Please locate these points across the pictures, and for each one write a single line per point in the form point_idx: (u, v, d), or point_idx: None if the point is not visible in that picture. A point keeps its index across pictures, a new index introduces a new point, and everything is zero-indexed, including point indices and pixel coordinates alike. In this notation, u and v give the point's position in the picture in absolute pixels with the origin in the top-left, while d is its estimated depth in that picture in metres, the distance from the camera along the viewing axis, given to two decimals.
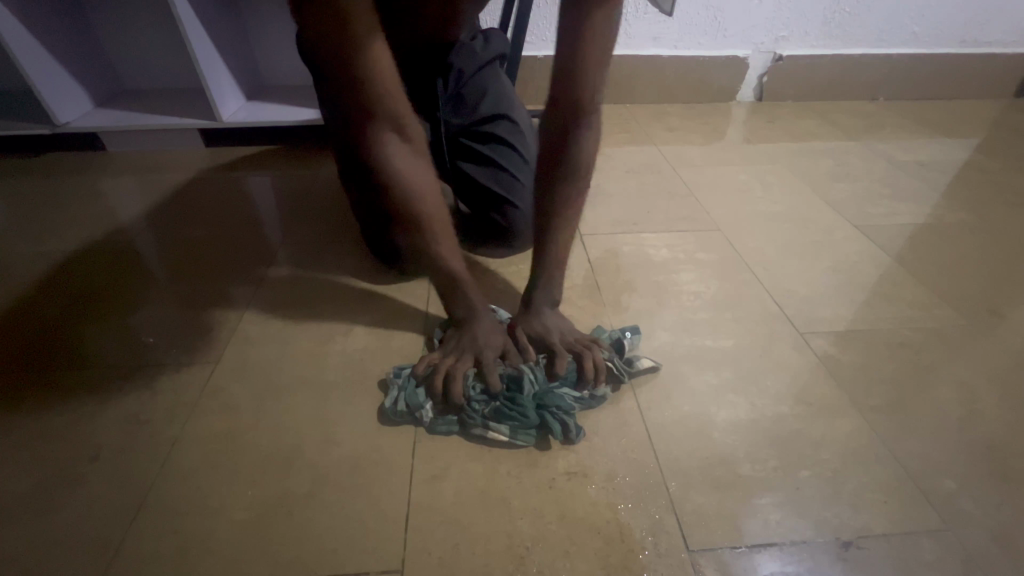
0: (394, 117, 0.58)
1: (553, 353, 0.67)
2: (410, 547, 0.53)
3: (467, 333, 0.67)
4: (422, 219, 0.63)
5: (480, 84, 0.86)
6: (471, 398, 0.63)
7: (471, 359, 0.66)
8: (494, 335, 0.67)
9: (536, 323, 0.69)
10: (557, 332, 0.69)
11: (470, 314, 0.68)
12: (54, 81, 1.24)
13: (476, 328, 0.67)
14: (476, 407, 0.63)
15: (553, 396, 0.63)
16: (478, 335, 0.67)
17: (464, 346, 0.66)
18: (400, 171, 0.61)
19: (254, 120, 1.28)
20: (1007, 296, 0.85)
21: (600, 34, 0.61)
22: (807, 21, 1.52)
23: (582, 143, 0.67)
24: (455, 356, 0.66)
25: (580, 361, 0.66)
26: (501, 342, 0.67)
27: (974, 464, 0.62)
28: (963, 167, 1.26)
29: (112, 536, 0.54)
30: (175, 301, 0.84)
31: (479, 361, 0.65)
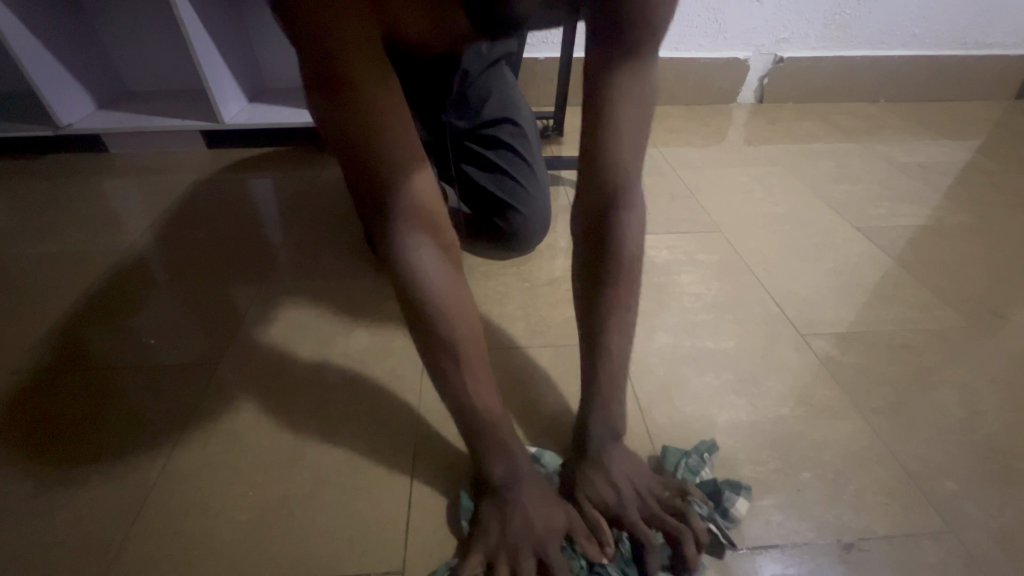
0: (409, 197, 0.46)
1: (638, 535, 0.50)
2: (410, 548, 0.53)
3: (515, 518, 0.49)
4: (440, 332, 0.48)
5: (486, 86, 0.85)
6: None
7: (533, 559, 0.48)
8: (553, 517, 0.50)
9: (603, 485, 0.52)
10: (636, 493, 0.51)
11: (510, 479, 0.50)
12: (57, 82, 1.25)
13: (528, 511, 0.49)
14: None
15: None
16: (534, 522, 0.49)
17: (519, 542, 0.48)
18: (417, 269, 0.47)
19: (256, 122, 1.28)
20: (1008, 298, 0.86)
21: (632, 90, 0.49)
22: (807, 24, 1.52)
23: (627, 221, 0.52)
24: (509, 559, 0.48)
25: (673, 538, 0.50)
26: (563, 521, 0.50)
27: (976, 465, 0.61)
28: (963, 168, 1.26)
29: (113, 537, 0.54)
30: (176, 301, 0.84)
31: (544, 562, 0.48)
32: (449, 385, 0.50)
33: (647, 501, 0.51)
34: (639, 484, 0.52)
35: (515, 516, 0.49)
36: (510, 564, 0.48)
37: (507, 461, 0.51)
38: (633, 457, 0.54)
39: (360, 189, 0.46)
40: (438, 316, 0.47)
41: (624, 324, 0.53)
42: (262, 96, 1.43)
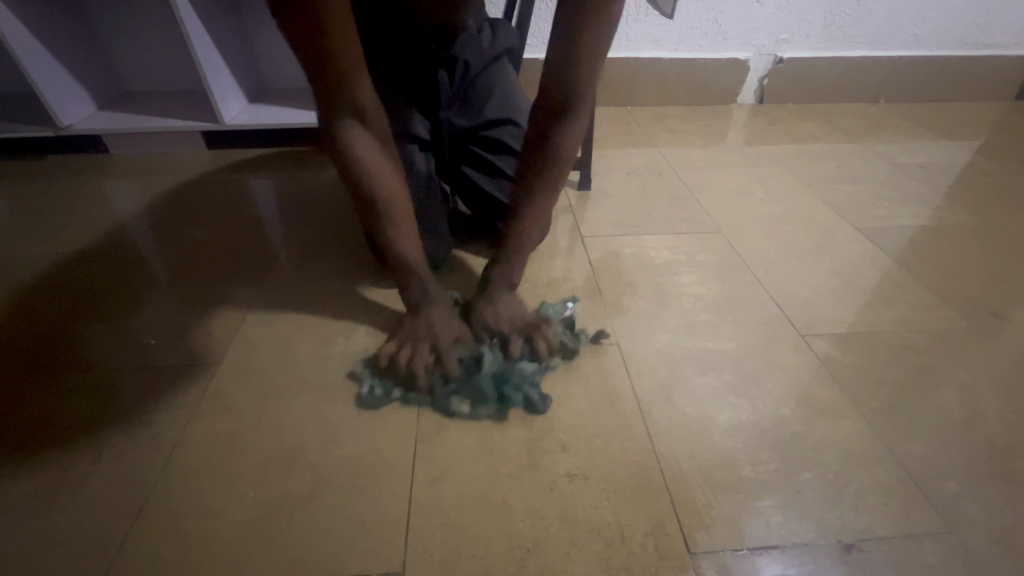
0: (357, 112, 0.61)
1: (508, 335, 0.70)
2: (410, 549, 0.53)
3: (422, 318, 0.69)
4: (380, 207, 0.66)
5: (485, 83, 0.85)
6: (433, 382, 0.66)
7: (429, 344, 0.67)
8: (450, 321, 0.69)
9: (491, 307, 0.71)
10: (510, 313, 0.71)
11: (423, 297, 0.70)
12: (58, 83, 1.25)
13: (432, 313, 0.69)
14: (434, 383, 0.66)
15: (510, 372, 0.67)
16: (436, 321, 0.69)
17: (422, 332, 0.68)
18: (361, 165, 0.64)
19: (255, 123, 1.28)
20: (1008, 297, 0.86)
21: (593, 46, 0.61)
22: (807, 25, 1.52)
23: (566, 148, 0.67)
24: (412, 341, 0.68)
25: (530, 341, 0.70)
26: (457, 326, 0.69)
27: (976, 465, 0.61)
28: (963, 169, 1.26)
29: (113, 537, 0.54)
30: (176, 301, 0.85)
31: (438, 347, 0.67)
32: (387, 241, 0.69)
33: (516, 319, 0.71)
34: (514, 306, 0.72)
35: (423, 322, 0.69)
36: (413, 345, 0.67)
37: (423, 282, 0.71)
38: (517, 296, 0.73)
39: (320, 95, 0.60)
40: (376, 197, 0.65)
41: (540, 218, 0.71)
42: (262, 97, 1.43)
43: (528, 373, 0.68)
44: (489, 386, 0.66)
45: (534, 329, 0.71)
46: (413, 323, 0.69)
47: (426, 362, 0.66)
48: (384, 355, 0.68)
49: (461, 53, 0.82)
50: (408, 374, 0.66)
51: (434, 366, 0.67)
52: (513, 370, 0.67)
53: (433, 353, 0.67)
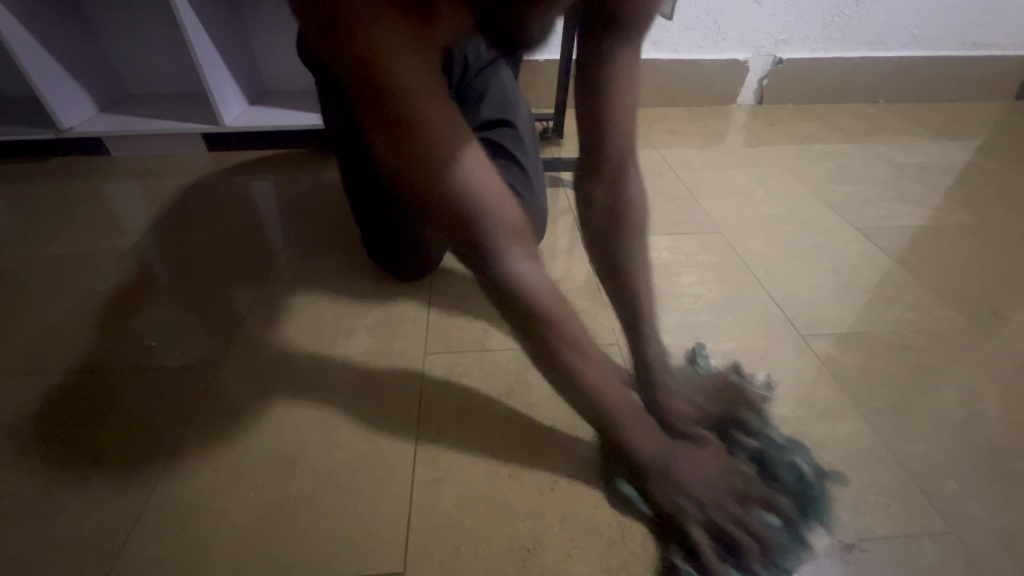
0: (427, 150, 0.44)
1: (712, 418, 0.62)
2: (411, 548, 0.53)
3: (678, 479, 0.52)
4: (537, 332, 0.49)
5: (481, 87, 0.84)
6: (777, 529, 0.53)
7: (731, 484, 0.53)
8: (708, 458, 0.54)
9: (686, 409, 0.60)
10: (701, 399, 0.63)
11: (664, 465, 0.52)
12: (60, 86, 1.25)
13: (697, 465, 0.53)
14: (778, 527, 0.53)
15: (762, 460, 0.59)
16: (694, 471, 0.53)
17: (698, 497, 0.51)
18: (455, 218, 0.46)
19: (256, 125, 1.29)
20: (1009, 298, 0.86)
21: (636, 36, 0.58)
22: (807, 25, 1.53)
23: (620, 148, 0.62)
24: (702, 509, 0.51)
25: (732, 416, 0.62)
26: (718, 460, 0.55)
27: (976, 464, 0.61)
28: (962, 168, 1.26)
29: (113, 541, 0.54)
30: (178, 302, 0.85)
31: (734, 486, 0.53)
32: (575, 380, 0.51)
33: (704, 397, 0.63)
34: (692, 391, 0.63)
35: (695, 475, 0.52)
36: (725, 505, 0.52)
37: (648, 435, 0.53)
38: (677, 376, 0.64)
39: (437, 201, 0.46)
40: (493, 254, 0.48)
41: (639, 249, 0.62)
42: (262, 99, 1.44)
43: (779, 443, 0.62)
44: (776, 484, 0.57)
45: (720, 402, 0.64)
46: (672, 490, 0.52)
47: (754, 510, 0.53)
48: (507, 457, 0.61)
49: (464, 53, 0.78)
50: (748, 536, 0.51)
51: (763, 510, 0.53)
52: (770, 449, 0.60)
53: (742, 492, 0.53)
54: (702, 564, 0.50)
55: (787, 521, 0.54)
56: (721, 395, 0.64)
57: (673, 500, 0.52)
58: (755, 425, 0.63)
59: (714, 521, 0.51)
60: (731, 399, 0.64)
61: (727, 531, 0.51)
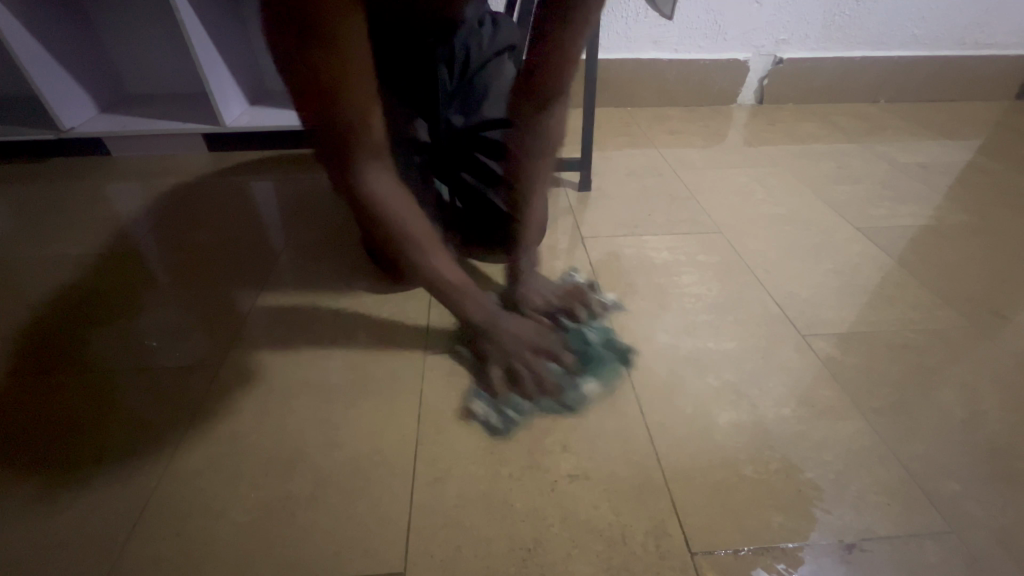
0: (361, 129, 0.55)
1: (555, 309, 0.77)
2: (411, 549, 0.53)
3: (496, 333, 0.68)
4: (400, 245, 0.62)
5: (484, 85, 0.82)
6: (562, 380, 0.68)
7: (536, 345, 0.69)
8: (526, 325, 0.70)
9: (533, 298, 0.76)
10: (549, 293, 0.78)
11: (486, 323, 0.68)
12: (61, 86, 1.26)
13: (512, 326, 0.69)
14: (564, 380, 0.68)
15: (576, 336, 0.74)
16: (512, 330, 0.69)
17: (506, 347, 0.68)
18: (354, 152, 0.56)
19: (256, 126, 1.29)
20: (1009, 298, 0.85)
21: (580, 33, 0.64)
22: (807, 25, 1.53)
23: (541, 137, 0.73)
24: (505, 356, 0.68)
25: (571, 307, 0.78)
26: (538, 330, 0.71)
27: (977, 465, 0.61)
28: (963, 168, 1.26)
29: (114, 540, 0.54)
30: (178, 301, 0.85)
31: (539, 347, 0.69)
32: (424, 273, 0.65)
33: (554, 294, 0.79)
34: (544, 288, 0.79)
35: (506, 333, 0.68)
36: (523, 357, 0.68)
37: (479, 305, 0.68)
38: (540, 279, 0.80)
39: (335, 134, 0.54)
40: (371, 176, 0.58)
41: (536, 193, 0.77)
42: (262, 99, 1.44)
43: (606, 333, 0.76)
44: (579, 351, 0.72)
45: (565, 298, 0.79)
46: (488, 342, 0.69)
47: (545, 364, 0.68)
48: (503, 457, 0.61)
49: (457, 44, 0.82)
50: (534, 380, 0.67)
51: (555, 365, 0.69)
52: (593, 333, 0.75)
53: (545, 352, 0.69)
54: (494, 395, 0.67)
55: (571, 372, 0.69)
56: (568, 293, 0.79)
57: (488, 349, 0.69)
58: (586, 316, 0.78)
59: (511, 367, 0.67)
60: (574, 296, 0.79)
61: (517, 369, 0.67)
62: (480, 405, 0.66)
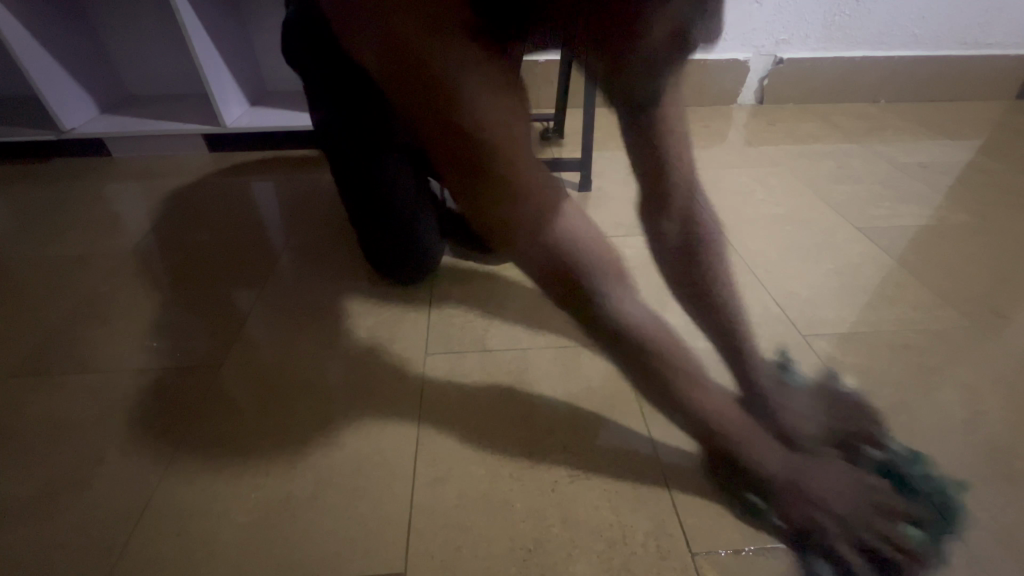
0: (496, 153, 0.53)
1: (837, 433, 0.63)
2: (412, 549, 0.53)
3: (813, 494, 0.55)
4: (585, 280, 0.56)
5: None
6: (922, 545, 0.54)
7: (862, 501, 0.56)
8: (837, 479, 0.57)
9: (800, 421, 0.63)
10: (819, 416, 0.64)
11: (789, 483, 0.56)
12: (61, 87, 1.26)
13: (821, 480, 0.56)
14: (921, 543, 0.54)
15: (892, 468, 0.60)
16: (825, 486, 0.56)
17: (834, 510, 0.55)
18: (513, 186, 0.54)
19: (257, 127, 1.29)
20: (1010, 298, 0.85)
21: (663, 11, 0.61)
22: (807, 24, 1.54)
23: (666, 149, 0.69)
24: (846, 526, 0.54)
25: (854, 431, 0.63)
26: (851, 480, 0.57)
27: (978, 466, 0.61)
28: (963, 168, 1.26)
29: (115, 540, 0.54)
30: (181, 302, 0.85)
31: (865, 499, 0.56)
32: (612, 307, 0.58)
33: (822, 416, 0.64)
34: (804, 407, 0.65)
35: (817, 488, 0.56)
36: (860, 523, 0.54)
37: (771, 456, 0.58)
38: (790, 399, 0.66)
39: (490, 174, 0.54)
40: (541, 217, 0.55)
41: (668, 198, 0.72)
42: (263, 99, 1.44)
43: (907, 455, 0.62)
44: (913, 491, 0.58)
45: (840, 416, 0.65)
46: (807, 506, 0.55)
47: (892, 525, 0.54)
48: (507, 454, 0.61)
49: None
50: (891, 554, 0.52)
51: (902, 524, 0.55)
52: (900, 462, 0.61)
53: (870, 504, 0.56)
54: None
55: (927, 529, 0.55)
56: (841, 410, 0.66)
57: (808, 513, 0.55)
58: (878, 436, 0.64)
59: (855, 536, 0.53)
60: (845, 411, 0.66)
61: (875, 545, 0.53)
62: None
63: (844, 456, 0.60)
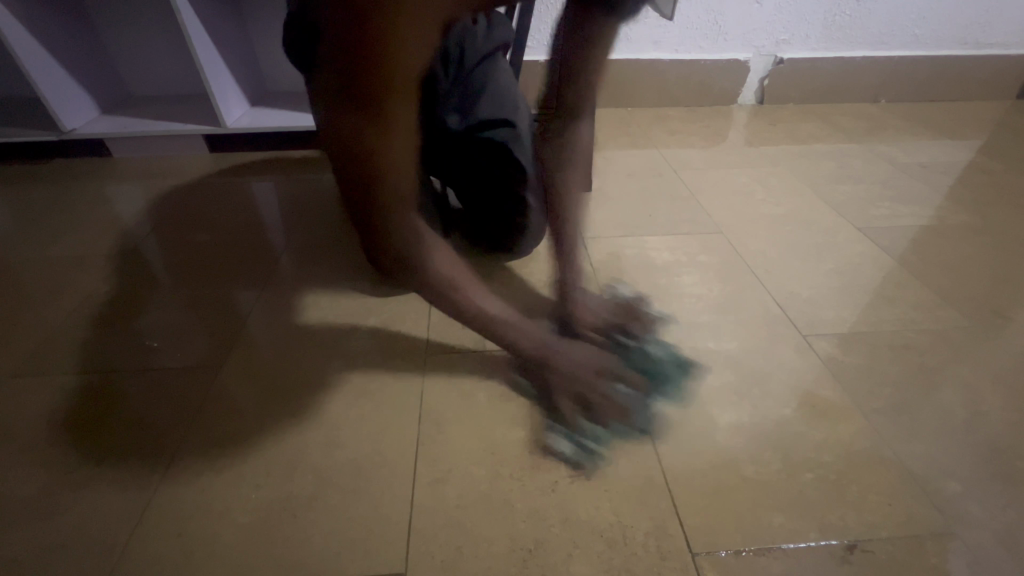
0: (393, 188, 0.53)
1: (606, 331, 0.76)
2: (413, 549, 0.53)
3: (560, 366, 0.66)
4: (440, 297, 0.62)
5: (481, 83, 0.82)
6: (632, 408, 0.66)
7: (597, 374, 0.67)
8: (587, 357, 0.69)
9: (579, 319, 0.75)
10: (595, 316, 0.77)
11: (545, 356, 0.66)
12: (62, 88, 1.26)
13: (571, 355, 0.68)
14: (633, 408, 0.66)
15: (635, 354, 0.73)
16: (573, 359, 0.67)
17: (573, 377, 0.66)
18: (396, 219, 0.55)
19: (257, 128, 1.30)
20: (1010, 298, 0.85)
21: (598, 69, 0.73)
22: (807, 25, 1.53)
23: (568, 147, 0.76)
24: (574, 386, 0.66)
25: (621, 328, 0.77)
26: (597, 361, 0.69)
27: (978, 465, 0.61)
28: (963, 168, 1.26)
29: (117, 540, 0.54)
30: (182, 301, 0.86)
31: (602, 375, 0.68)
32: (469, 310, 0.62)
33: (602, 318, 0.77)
34: (592, 310, 0.77)
35: (563, 363, 0.67)
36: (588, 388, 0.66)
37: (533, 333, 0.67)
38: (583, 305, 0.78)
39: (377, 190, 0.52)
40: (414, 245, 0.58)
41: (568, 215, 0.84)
42: (263, 100, 1.44)
43: (655, 352, 0.75)
44: (640, 369, 0.71)
45: (615, 319, 0.78)
46: (554, 374, 0.66)
47: (614, 391, 0.67)
48: (508, 456, 0.61)
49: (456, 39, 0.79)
50: (605, 413, 0.65)
51: (621, 390, 0.68)
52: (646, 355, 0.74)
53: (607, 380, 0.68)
54: (571, 428, 0.64)
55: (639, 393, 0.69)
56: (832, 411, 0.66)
57: (552, 378, 0.66)
58: (638, 334, 0.77)
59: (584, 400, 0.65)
60: (625, 317, 0.79)
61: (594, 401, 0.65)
62: (561, 442, 0.63)
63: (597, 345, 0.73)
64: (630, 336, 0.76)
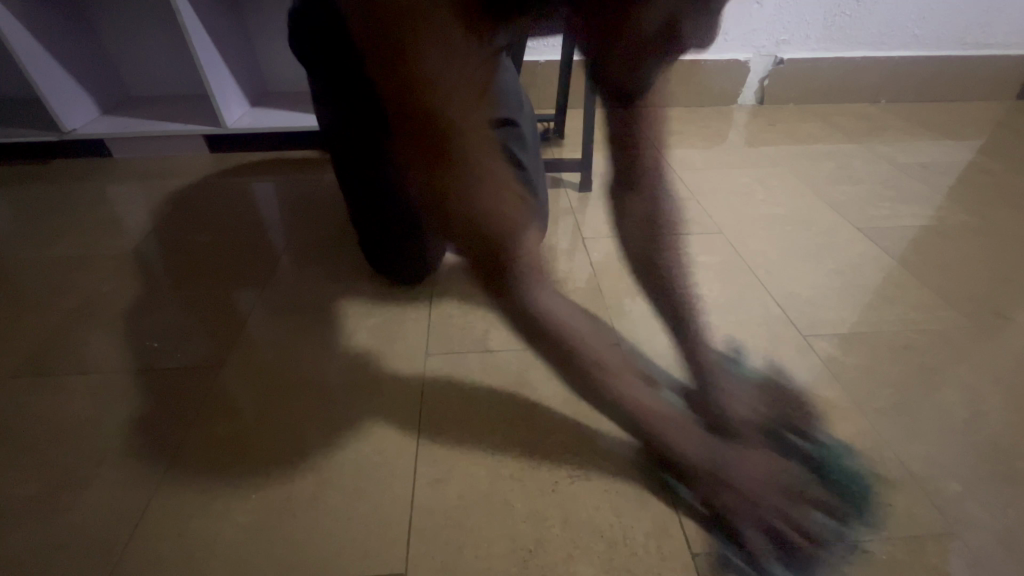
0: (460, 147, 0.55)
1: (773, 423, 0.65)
2: (412, 550, 0.53)
3: (724, 478, 0.57)
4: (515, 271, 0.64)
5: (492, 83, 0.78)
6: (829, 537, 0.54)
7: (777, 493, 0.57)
8: (759, 470, 0.58)
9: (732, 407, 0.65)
10: (755, 409, 0.66)
11: (706, 468, 0.58)
12: (63, 88, 1.26)
13: (739, 467, 0.58)
14: (838, 539, 0.54)
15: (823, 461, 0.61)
16: (743, 474, 0.58)
17: (746, 494, 0.56)
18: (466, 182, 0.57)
19: (258, 128, 1.30)
20: (1011, 298, 0.85)
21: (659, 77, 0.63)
22: (807, 25, 1.54)
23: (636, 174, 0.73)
24: (755, 512, 0.55)
25: (790, 421, 0.65)
26: (778, 476, 0.58)
27: (978, 464, 0.61)
28: (963, 168, 1.26)
29: (117, 540, 0.54)
30: (183, 301, 0.86)
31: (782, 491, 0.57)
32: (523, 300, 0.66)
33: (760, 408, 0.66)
34: (746, 396, 0.68)
35: (726, 476, 0.57)
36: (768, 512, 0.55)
37: (688, 439, 0.60)
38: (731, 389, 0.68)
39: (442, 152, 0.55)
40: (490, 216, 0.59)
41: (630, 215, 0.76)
42: (264, 100, 1.44)
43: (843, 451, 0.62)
44: (831, 481, 0.59)
45: (779, 406, 0.67)
46: (720, 487, 0.57)
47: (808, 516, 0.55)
48: (508, 457, 0.61)
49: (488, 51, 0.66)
50: (794, 545, 0.53)
51: (820, 514, 0.56)
52: (838, 460, 0.61)
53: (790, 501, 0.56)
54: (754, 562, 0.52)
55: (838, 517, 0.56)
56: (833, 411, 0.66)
57: (722, 497, 0.56)
58: (814, 430, 0.65)
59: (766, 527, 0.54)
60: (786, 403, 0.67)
61: (779, 529, 0.54)
62: None
63: (770, 444, 0.62)
64: (816, 437, 0.64)
